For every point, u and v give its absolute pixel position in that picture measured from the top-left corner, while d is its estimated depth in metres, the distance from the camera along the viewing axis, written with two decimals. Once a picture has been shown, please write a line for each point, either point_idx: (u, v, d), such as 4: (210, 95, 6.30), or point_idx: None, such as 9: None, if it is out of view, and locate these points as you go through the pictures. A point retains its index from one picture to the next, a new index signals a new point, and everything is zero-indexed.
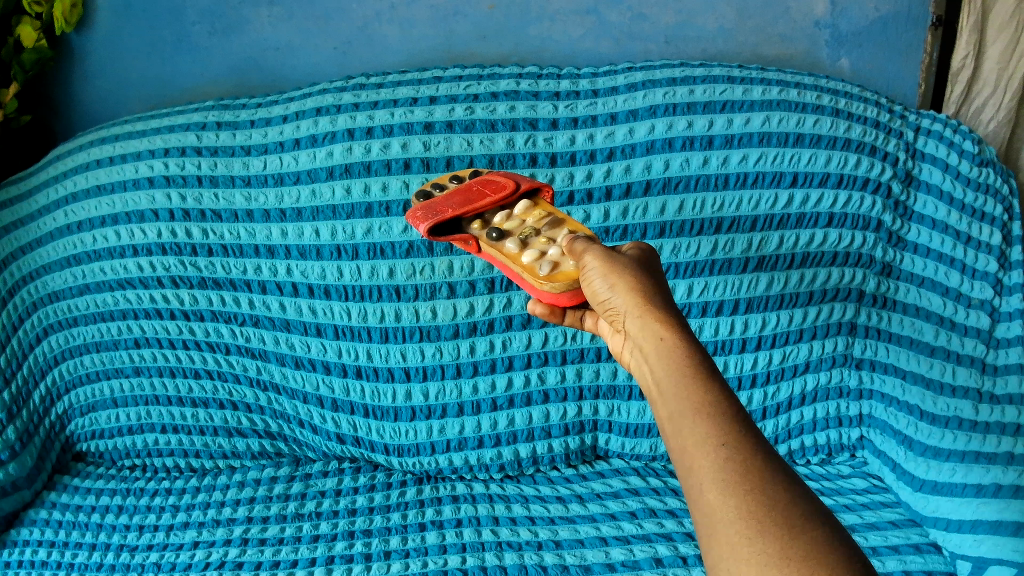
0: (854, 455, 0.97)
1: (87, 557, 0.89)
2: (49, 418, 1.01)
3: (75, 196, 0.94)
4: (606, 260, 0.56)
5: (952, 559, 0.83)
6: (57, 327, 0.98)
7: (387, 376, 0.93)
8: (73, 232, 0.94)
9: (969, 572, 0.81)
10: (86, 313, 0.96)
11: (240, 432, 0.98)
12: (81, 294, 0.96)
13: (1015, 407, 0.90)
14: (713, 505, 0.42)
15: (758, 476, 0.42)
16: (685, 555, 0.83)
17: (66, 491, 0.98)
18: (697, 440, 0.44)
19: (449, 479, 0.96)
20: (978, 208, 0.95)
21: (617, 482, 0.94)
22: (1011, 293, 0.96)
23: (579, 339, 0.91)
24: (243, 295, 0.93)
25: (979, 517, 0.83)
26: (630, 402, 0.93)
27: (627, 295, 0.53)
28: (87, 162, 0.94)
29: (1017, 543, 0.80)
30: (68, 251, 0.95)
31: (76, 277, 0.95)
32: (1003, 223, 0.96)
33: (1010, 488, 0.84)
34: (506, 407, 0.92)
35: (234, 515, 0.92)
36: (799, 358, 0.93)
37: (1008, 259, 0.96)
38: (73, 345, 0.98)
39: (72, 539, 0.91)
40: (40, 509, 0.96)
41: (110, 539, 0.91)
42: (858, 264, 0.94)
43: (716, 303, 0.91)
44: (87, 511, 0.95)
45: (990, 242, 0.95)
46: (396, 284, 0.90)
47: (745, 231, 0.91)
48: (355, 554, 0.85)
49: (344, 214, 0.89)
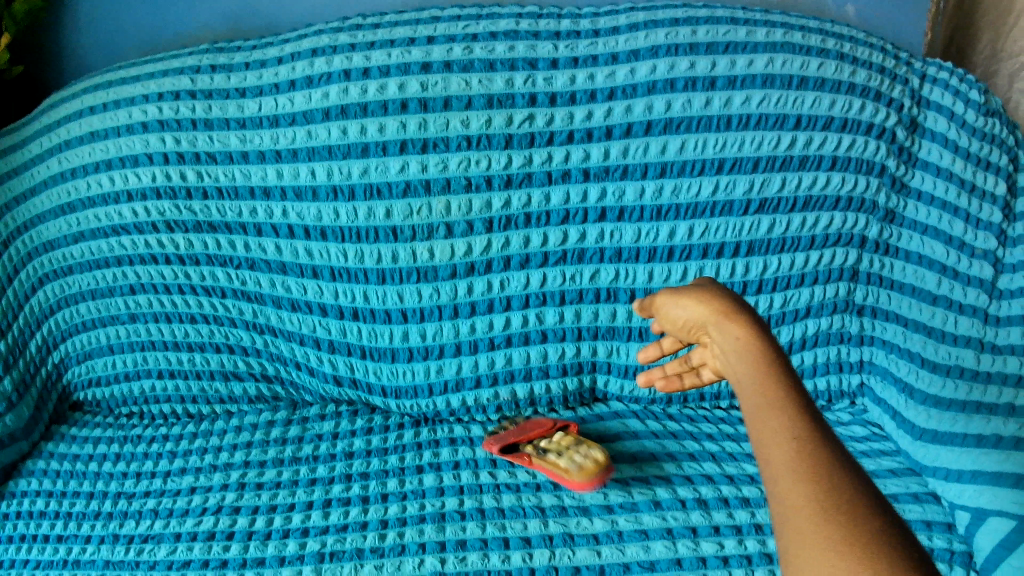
0: (854, 403, 0.98)
1: (84, 506, 0.89)
2: (46, 367, 1.01)
3: (69, 143, 0.93)
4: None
5: (953, 510, 0.84)
6: (51, 276, 0.98)
7: (383, 318, 0.92)
8: (67, 179, 0.93)
9: (969, 523, 0.81)
10: (81, 261, 0.96)
11: (236, 376, 0.97)
12: (75, 243, 0.95)
13: (1019, 358, 0.90)
14: (790, 491, 0.39)
15: (830, 473, 0.39)
16: (684, 499, 0.84)
17: (65, 441, 0.99)
18: (774, 444, 0.41)
19: (446, 423, 0.95)
20: (983, 157, 0.94)
21: (616, 424, 0.93)
22: (1016, 245, 0.95)
23: (578, 279, 0.90)
24: (239, 238, 0.92)
25: (979, 469, 0.83)
26: (629, 343, 0.92)
27: (706, 306, 0.52)
28: (80, 110, 0.93)
29: (1017, 495, 0.80)
30: (61, 200, 0.94)
31: (70, 226, 0.95)
32: (1009, 173, 0.96)
33: (1011, 441, 0.84)
34: (503, 347, 0.91)
35: (230, 460, 0.92)
36: (801, 303, 0.93)
37: (1013, 211, 0.96)
38: (68, 294, 0.98)
39: (70, 488, 0.92)
40: (38, 459, 0.96)
41: (107, 487, 0.91)
42: (861, 210, 0.93)
43: (717, 245, 0.90)
44: (85, 461, 0.95)
45: (995, 192, 0.95)
46: (393, 224, 0.88)
47: (747, 172, 0.89)
48: (351, 496, 0.86)
49: (340, 155, 0.87)
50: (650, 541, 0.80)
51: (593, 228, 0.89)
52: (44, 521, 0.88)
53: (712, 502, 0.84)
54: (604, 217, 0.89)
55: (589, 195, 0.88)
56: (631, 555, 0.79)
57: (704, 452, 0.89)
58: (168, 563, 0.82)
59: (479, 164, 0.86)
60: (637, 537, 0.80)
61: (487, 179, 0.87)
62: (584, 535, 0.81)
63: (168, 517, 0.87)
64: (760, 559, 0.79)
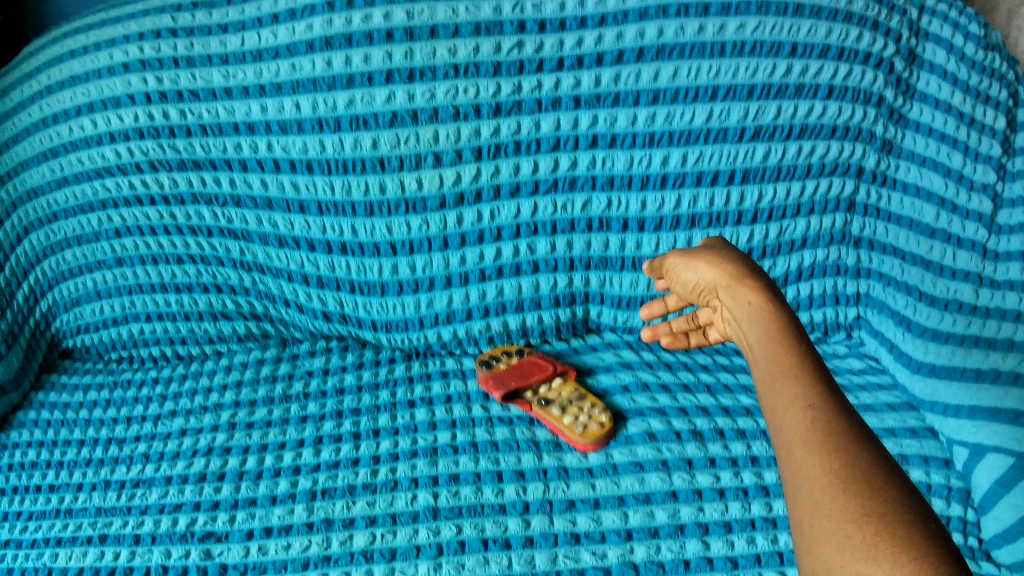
0: (850, 336, 0.97)
1: (76, 454, 0.88)
2: (33, 317, 0.99)
3: (49, 89, 0.91)
4: (683, 253, 0.68)
5: (949, 445, 0.83)
6: (37, 225, 0.96)
7: (372, 251, 0.91)
8: (49, 125, 0.92)
9: (966, 460, 0.80)
10: (66, 207, 0.95)
11: (225, 316, 0.97)
12: (60, 188, 0.94)
13: (1016, 294, 0.92)
14: (807, 466, 0.44)
15: (842, 438, 0.44)
16: (679, 431, 0.83)
17: (56, 391, 0.97)
18: (786, 400, 0.48)
19: (437, 355, 0.95)
20: (981, 91, 0.94)
21: (610, 355, 0.93)
22: (1014, 180, 0.96)
23: (569, 209, 0.89)
24: (224, 174, 0.90)
25: (977, 404, 0.83)
26: (622, 273, 0.93)
27: (717, 271, 0.63)
28: (61, 54, 0.90)
29: (1015, 432, 0.80)
30: (45, 145, 0.92)
31: (54, 171, 0.93)
32: (1008, 108, 0.96)
33: (1010, 376, 0.85)
34: (494, 278, 0.91)
35: (221, 401, 0.91)
36: (796, 234, 0.92)
37: (1012, 146, 0.97)
38: (54, 241, 0.97)
39: (62, 437, 0.90)
40: (29, 410, 0.94)
41: (99, 434, 0.90)
42: (858, 139, 0.91)
43: (711, 173, 0.89)
44: (76, 409, 0.94)
45: (994, 126, 0.95)
46: (379, 155, 0.87)
47: (742, 99, 0.87)
48: (343, 433, 0.85)
49: (326, 86, 0.85)
50: (644, 473, 0.80)
51: (584, 156, 0.87)
52: (36, 471, 0.86)
53: (707, 434, 0.83)
54: (596, 144, 0.87)
55: (581, 123, 0.86)
56: (625, 488, 0.78)
57: (698, 383, 0.89)
58: (160, 507, 0.80)
59: (467, 92, 0.85)
60: (631, 470, 0.80)
61: (475, 108, 0.85)
62: (579, 469, 0.80)
63: (160, 460, 0.85)
64: (756, 492, 0.78)
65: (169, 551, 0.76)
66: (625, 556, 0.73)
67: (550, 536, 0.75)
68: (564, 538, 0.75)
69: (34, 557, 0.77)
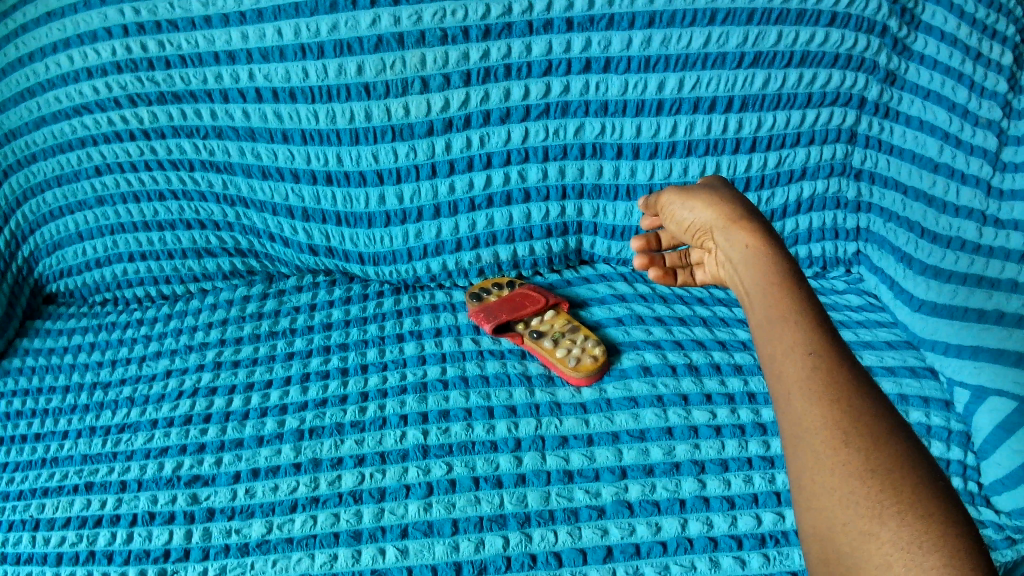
0: (849, 271, 0.95)
1: (60, 401, 0.85)
2: (15, 262, 0.97)
3: (24, 28, 0.87)
4: (678, 188, 0.57)
5: (949, 386, 0.81)
6: (15, 167, 0.93)
7: (358, 181, 0.89)
8: (25, 64, 0.88)
9: (967, 402, 0.79)
10: (44, 147, 0.91)
11: (210, 253, 0.95)
12: (38, 129, 0.91)
13: (1021, 234, 0.89)
14: (802, 412, 0.40)
15: (848, 388, 0.40)
16: (674, 365, 0.81)
17: (39, 336, 0.94)
18: (785, 348, 0.42)
19: (427, 288, 0.94)
20: (989, 25, 0.91)
21: (603, 287, 0.91)
22: (1020, 117, 0.94)
23: (562, 135, 0.87)
24: (204, 107, 0.87)
25: (980, 346, 0.82)
26: (616, 203, 0.91)
27: (715, 211, 0.53)
28: None
29: (1017, 375, 0.78)
30: (21, 84, 0.89)
31: (31, 111, 0.90)
32: (1016, 44, 0.93)
33: (1013, 318, 0.84)
34: (485, 207, 0.90)
35: (206, 339, 0.89)
36: (796, 163, 0.90)
37: (1020, 82, 0.95)
38: (34, 183, 0.94)
39: (46, 384, 0.88)
40: (13, 358, 0.92)
41: (83, 379, 0.88)
42: (860, 69, 0.88)
43: (709, 100, 0.87)
44: (60, 354, 0.92)
45: (1001, 61, 0.92)
46: (365, 82, 0.84)
47: (741, 24, 0.84)
48: (330, 369, 0.83)
49: (308, 12, 0.82)
50: (639, 409, 0.78)
51: (577, 81, 0.85)
52: (21, 420, 0.84)
53: (703, 368, 0.81)
54: (589, 69, 0.85)
55: (573, 47, 0.84)
56: (619, 424, 0.76)
57: (694, 317, 0.87)
58: (146, 451, 0.78)
59: (455, 14, 0.82)
60: (626, 406, 0.78)
61: (463, 31, 0.83)
62: (571, 405, 0.78)
63: (144, 404, 0.83)
64: (753, 430, 0.76)
65: (156, 497, 0.74)
66: (619, 494, 0.71)
67: (542, 474, 0.73)
68: (556, 476, 0.73)
69: (21, 509, 0.75)
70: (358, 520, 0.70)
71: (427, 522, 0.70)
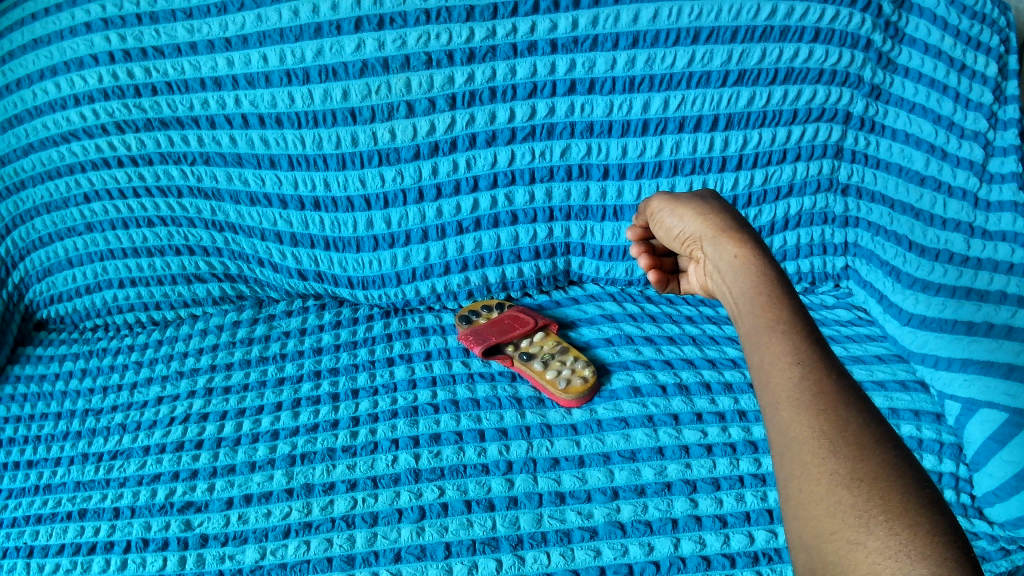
0: (838, 286, 0.95)
1: (53, 428, 0.85)
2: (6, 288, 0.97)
3: (12, 55, 0.87)
4: (668, 196, 0.56)
5: (940, 399, 0.81)
6: (3, 193, 0.93)
7: (346, 206, 0.89)
8: (13, 91, 0.88)
9: (958, 414, 0.79)
10: (33, 173, 0.91)
11: (199, 278, 0.95)
12: (26, 155, 0.91)
13: (1008, 245, 0.90)
14: (791, 424, 0.40)
15: (834, 398, 0.40)
16: (664, 384, 0.82)
17: (31, 363, 0.94)
18: (774, 360, 0.42)
19: (417, 311, 0.94)
20: (974, 37, 0.93)
21: (592, 308, 0.92)
22: (1006, 128, 0.95)
23: (548, 156, 0.88)
24: (192, 132, 0.87)
25: (970, 358, 0.82)
26: (603, 223, 0.91)
27: (705, 221, 0.53)
28: (22, 18, 0.86)
29: (1007, 386, 0.79)
30: (9, 111, 0.89)
31: (20, 138, 0.90)
32: (1000, 55, 0.95)
33: (1002, 329, 0.84)
34: (473, 230, 0.90)
35: (197, 365, 0.89)
36: (782, 181, 0.91)
37: (1004, 93, 0.96)
38: (24, 210, 0.93)
39: (38, 411, 0.88)
40: (5, 385, 0.91)
41: (74, 406, 0.87)
42: (846, 84, 0.89)
43: (694, 118, 0.87)
44: (51, 381, 0.91)
45: (985, 73, 0.94)
46: (351, 106, 0.85)
47: (725, 43, 0.85)
48: (321, 395, 0.84)
49: (292, 37, 0.82)
50: (630, 430, 0.78)
51: (562, 102, 0.86)
52: (13, 448, 0.84)
53: (692, 387, 0.81)
54: (574, 90, 0.85)
55: (558, 68, 0.84)
56: (610, 445, 0.77)
57: (683, 335, 0.87)
58: (139, 478, 0.78)
59: (439, 38, 0.82)
60: (616, 427, 0.78)
61: (448, 55, 0.83)
62: (562, 426, 0.79)
63: (136, 430, 0.83)
64: (744, 448, 0.76)
65: (149, 524, 0.73)
66: (611, 515, 0.71)
67: (534, 496, 0.73)
68: (547, 498, 0.73)
69: (15, 537, 0.75)
70: (351, 545, 0.70)
71: (420, 546, 0.70)
